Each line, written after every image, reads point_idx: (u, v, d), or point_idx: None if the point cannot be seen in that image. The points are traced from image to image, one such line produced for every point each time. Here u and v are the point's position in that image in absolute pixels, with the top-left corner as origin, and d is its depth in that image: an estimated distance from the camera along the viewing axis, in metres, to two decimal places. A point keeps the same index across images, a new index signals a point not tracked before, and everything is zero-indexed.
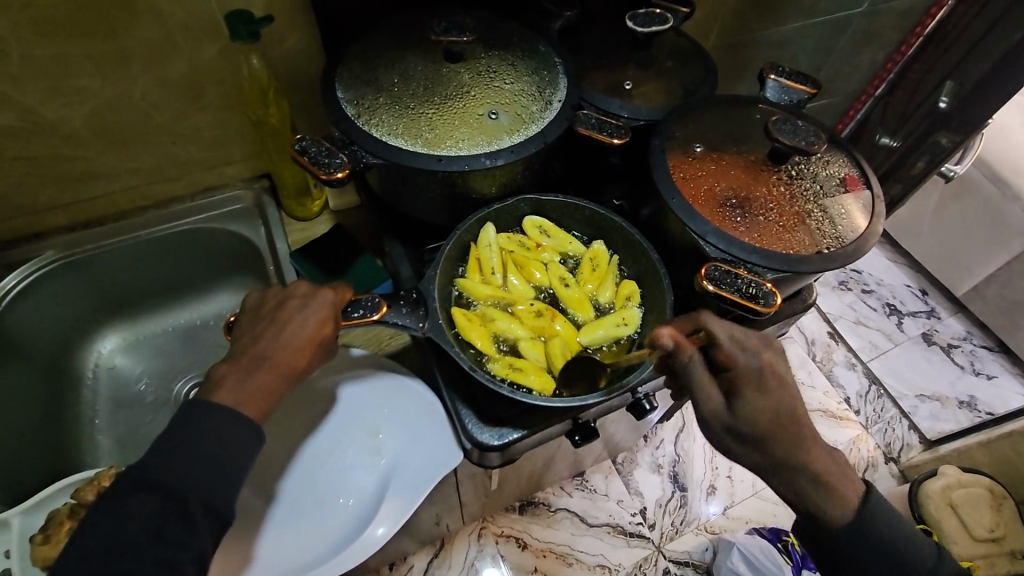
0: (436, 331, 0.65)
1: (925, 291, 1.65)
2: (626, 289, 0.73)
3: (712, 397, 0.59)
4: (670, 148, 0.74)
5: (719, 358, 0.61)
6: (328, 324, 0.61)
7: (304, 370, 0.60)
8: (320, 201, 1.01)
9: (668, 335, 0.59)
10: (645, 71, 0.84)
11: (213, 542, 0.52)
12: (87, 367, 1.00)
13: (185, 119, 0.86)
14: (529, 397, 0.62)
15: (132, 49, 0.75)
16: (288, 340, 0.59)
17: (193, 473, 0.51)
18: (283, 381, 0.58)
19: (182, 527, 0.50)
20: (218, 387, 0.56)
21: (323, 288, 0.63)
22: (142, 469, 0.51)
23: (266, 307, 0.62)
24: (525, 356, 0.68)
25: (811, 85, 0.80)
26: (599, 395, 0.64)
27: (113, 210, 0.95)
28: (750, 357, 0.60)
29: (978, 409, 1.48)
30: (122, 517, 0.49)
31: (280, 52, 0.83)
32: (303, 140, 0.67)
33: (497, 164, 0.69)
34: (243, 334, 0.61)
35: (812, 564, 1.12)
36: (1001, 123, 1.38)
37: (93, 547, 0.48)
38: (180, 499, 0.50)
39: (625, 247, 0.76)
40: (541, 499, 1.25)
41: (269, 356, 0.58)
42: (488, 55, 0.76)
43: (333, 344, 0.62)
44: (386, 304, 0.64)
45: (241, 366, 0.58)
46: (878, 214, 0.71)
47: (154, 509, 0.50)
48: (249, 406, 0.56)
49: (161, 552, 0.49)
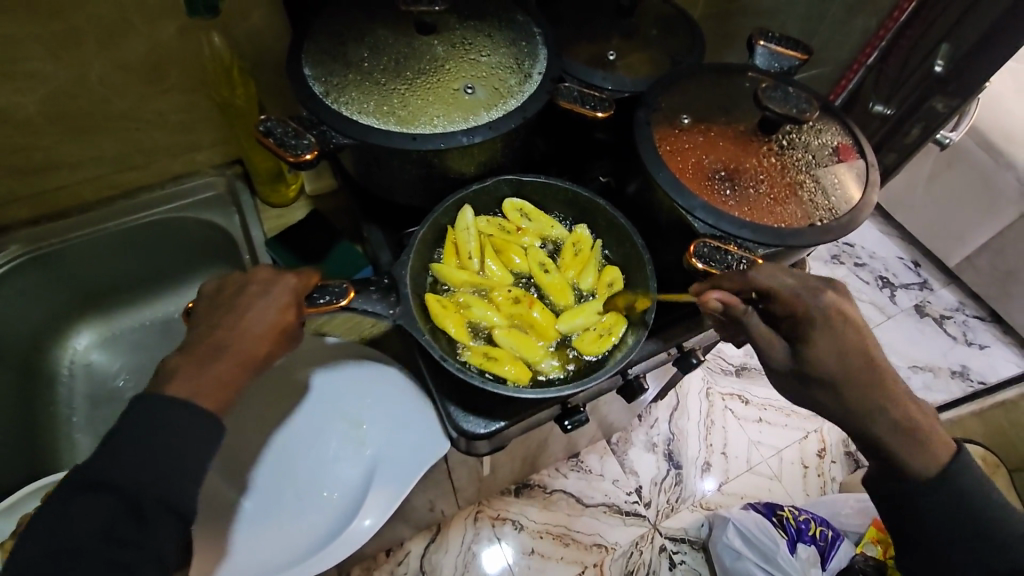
0: (406, 318, 0.63)
1: (917, 262, 1.63)
2: (609, 276, 0.71)
3: (777, 348, 0.56)
4: (656, 121, 0.70)
5: (780, 309, 0.57)
6: (291, 311, 0.57)
7: (267, 358, 0.56)
8: (296, 185, 0.97)
9: (717, 299, 0.57)
10: (630, 40, 0.81)
11: (174, 541, 0.49)
12: (63, 364, 0.98)
13: (147, 102, 0.82)
14: (499, 387, 0.60)
15: (84, 28, 0.70)
16: (249, 328, 0.55)
17: (147, 471, 0.48)
18: (244, 370, 0.54)
19: (136, 527, 0.47)
20: (170, 379, 0.52)
21: (286, 273, 0.60)
22: (90, 468, 0.48)
23: (224, 294, 0.58)
24: (500, 344, 0.66)
25: (801, 51, 0.76)
26: (574, 386, 0.62)
27: (78, 201, 0.91)
28: (814, 300, 0.55)
29: (971, 378, 1.47)
30: (70, 519, 0.46)
31: (244, 28, 0.79)
32: (267, 120, 0.63)
33: (475, 141, 0.65)
34: (197, 323, 0.56)
35: (808, 536, 1.11)
36: (996, 89, 1.35)
37: (38, 551, 0.45)
38: (133, 499, 0.47)
39: (610, 230, 0.73)
40: (537, 481, 1.23)
41: (228, 344, 0.54)
42: (462, 27, 0.73)
43: (297, 332, 0.58)
44: (354, 290, 0.62)
45: (195, 358, 0.53)
46: (872, 183, 0.68)
47: (104, 510, 0.47)
48: (207, 398, 0.52)
49: (113, 556, 0.46)
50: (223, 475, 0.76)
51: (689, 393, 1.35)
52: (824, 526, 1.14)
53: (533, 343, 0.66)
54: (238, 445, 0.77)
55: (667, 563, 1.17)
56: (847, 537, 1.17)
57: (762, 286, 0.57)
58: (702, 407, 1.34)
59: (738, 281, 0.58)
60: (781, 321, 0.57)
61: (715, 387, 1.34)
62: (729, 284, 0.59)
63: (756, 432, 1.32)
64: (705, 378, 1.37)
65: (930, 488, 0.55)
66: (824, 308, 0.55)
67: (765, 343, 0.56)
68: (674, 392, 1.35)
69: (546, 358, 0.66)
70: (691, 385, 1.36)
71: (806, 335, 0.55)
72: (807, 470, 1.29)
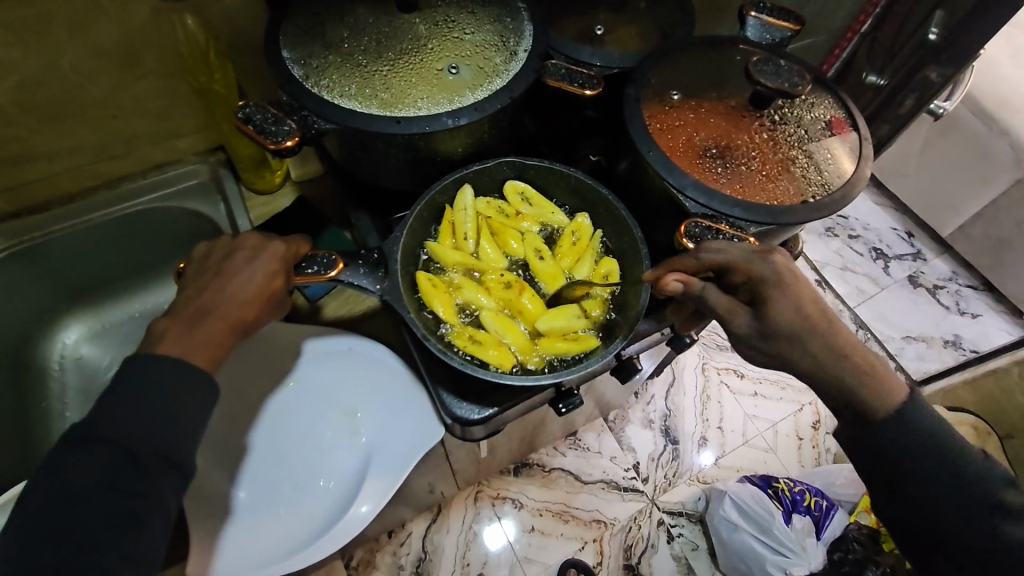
0: (394, 294, 0.62)
1: (911, 233, 1.63)
2: (605, 268, 0.70)
3: (738, 317, 0.56)
4: (646, 97, 0.69)
5: (739, 277, 0.57)
6: (278, 277, 0.59)
7: (254, 323, 0.58)
8: (281, 172, 0.96)
9: (673, 280, 0.57)
10: (618, 15, 0.79)
11: (176, 491, 0.50)
12: (52, 359, 0.98)
13: (123, 89, 0.80)
14: (480, 372, 0.60)
15: (54, 13, 0.68)
16: (236, 293, 0.57)
17: (141, 425, 0.49)
18: (231, 331, 0.56)
19: (136, 477, 0.48)
20: (161, 340, 0.53)
21: (274, 239, 0.61)
22: (87, 424, 0.49)
23: (212, 259, 0.59)
24: (487, 327, 0.66)
25: (794, 21, 0.74)
26: (554, 376, 0.61)
27: (58, 192, 0.89)
28: (764, 264, 0.56)
29: (963, 347, 1.49)
30: (73, 469, 0.47)
31: (219, 9, 0.76)
32: (246, 107, 0.61)
33: (460, 123, 0.64)
34: (186, 286, 0.58)
35: (802, 507, 1.13)
36: (990, 56, 1.33)
37: (48, 497, 0.46)
38: (131, 451, 0.48)
39: (611, 221, 0.71)
40: (535, 460, 1.24)
41: (213, 308, 0.56)
42: (444, 3, 0.71)
43: (283, 299, 0.60)
44: (343, 262, 0.61)
45: (183, 320, 0.55)
46: (865, 156, 0.67)
47: (105, 461, 0.48)
48: (199, 356, 0.53)
49: (118, 503, 0.47)
50: (216, 462, 0.76)
51: (685, 369, 1.36)
52: (818, 497, 1.15)
53: (519, 328, 0.66)
54: (230, 430, 0.77)
55: (665, 536, 1.19)
56: (841, 506, 1.19)
57: (714, 262, 0.57)
58: (698, 383, 1.34)
59: (691, 263, 0.58)
60: (739, 289, 0.58)
61: (711, 363, 1.35)
62: (683, 265, 0.58)
63: (752, 406, 1.33)
64: (700, 353, 1.38)
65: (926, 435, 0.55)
66: (771, 269, 0.56)
67: (726, 312, 0.56)
68: (670, 368, 1.35)
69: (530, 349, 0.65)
70: (687, 361, 1.37)
71: (766, 300, 0.55)
72: (803, 442, 1.30)
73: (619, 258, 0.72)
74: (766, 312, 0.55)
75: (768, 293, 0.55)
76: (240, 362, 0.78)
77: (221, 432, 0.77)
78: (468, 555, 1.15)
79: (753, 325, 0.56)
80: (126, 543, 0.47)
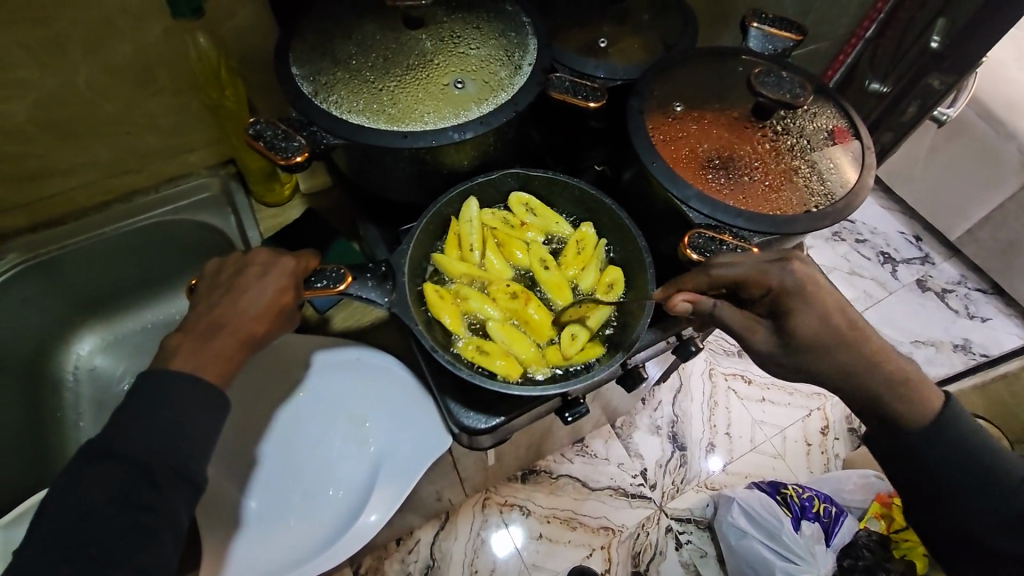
0: (403, 307, 0.63)
1: (918, 237, 1.62)
2: (610, 277, 0.71)
3: (758, 333, 0.57)
4: (649, 109, 0.70)
5: (758, 290, 0.57)
6: (289, 293, 0.60)
7: (264, 337, 0.59)
8: (290, 184, 0.98)
9: (683, 301, 0.58)
10: (622, 26, 0.79)
11: (187, 504, 0.51)
12: (67, 370, 0.99)
13: (139, 106, 0.82)
14: (488, 382, 0.61)
15: (70, 34, 0.69)
16: (246, 308, 0.58)
17: (153, 440, 0.50)
18: (242, 346, 0.57)
19: (149, 491, 0.49)
20: (175, 355, 0.54)
21: (284, 255, 0.62)
22: (102, 440, 0.50)
23: (223, 275, 0.61)
24: (493, 338, 0.66)
25: (796, 31, 0.75)
26: (560, 386, 0.62)
27: (73, 208, 0.91)
28: (782, 273, 0.56)
29: (973, 351, 1.48)
30: (85, 484, 0.48)
31: (228, 27, 0.78)
32: (257, 123, 0.62)
33: (466, 137, 0.64)
34: (199, 301, 0.59)
35: (811, 514, 1.13)
36: (997, 58, 1.34)
37: (65, 511, 0.47)
38: (144, 466, 0.49)
39: (615, 230, 0.72)
40: (542, 467, 1.25)
41: (226, 323, 0.57)
42: (450, 19, 0.72)
43: (293, 313, 0.61)
44: (350, 276, 0.62)
45: (197, 335, 0.56)
46: (868, 165, 0.68)
47: (118, 477, 0.49)
48: (210, 371, 0.54)
49: (131, 518, 0.48)
50: (228, 472, 0.77)
51: (692, 374, 1.36)
52: (827, 503, 1.15)
53: (524, 336, 0.67)
54: (241, 442, 0.78)
55: (673, 543, 1.19)
56: (850, 512, 1.19)
57: (724, 279, 0.57)
58: (706, 388, 1.34)
59: (701, 282, 0.58)
60: (758, 301, 0.58)
61: (719, 368, 1.35)
62: (693, 283, 0.59)
63: (760, 412, 1.33)
64: (707, 359, 1.38)
65: (932, 441, 0.55)
66: (793, 277, 0.56)
67: (745, 331, 0.57)
68: (678, 374, 1.36)
69: (537, 359, 0.66)
70: (694, 366, 1.37)
71: (785, 311, 0.56)
72: (811, 447, 1.30)
73: (622, 267, 0.73)
74: (788, 326, 0.55)
75: (790, 305, 0.55)
76: (251, 374, 0.79)
77: (231, 443, 0.78)
78: (477, 563, 1.16)
79: (778, 340, 0.56)
80: (137, 557, 0.48)
